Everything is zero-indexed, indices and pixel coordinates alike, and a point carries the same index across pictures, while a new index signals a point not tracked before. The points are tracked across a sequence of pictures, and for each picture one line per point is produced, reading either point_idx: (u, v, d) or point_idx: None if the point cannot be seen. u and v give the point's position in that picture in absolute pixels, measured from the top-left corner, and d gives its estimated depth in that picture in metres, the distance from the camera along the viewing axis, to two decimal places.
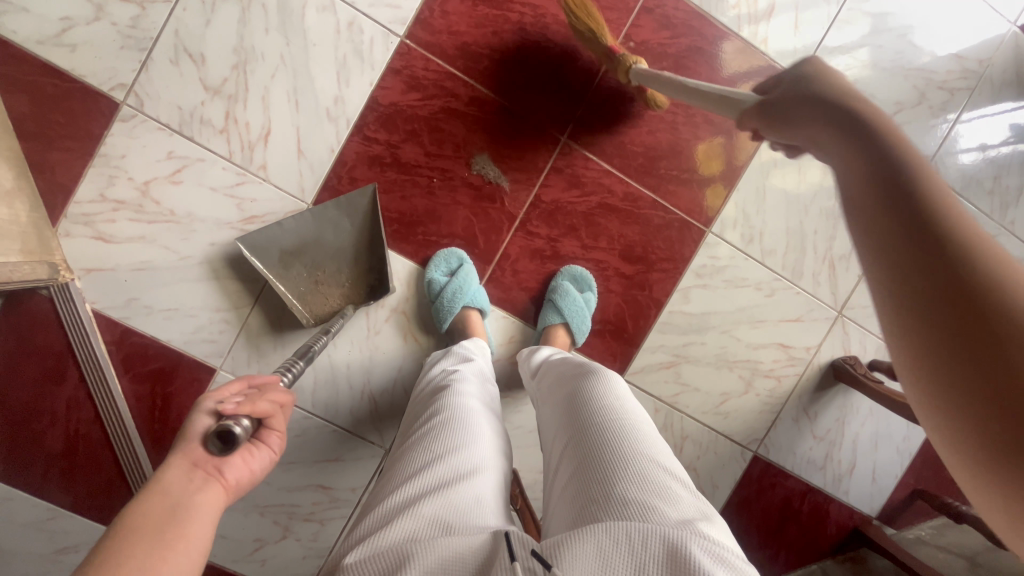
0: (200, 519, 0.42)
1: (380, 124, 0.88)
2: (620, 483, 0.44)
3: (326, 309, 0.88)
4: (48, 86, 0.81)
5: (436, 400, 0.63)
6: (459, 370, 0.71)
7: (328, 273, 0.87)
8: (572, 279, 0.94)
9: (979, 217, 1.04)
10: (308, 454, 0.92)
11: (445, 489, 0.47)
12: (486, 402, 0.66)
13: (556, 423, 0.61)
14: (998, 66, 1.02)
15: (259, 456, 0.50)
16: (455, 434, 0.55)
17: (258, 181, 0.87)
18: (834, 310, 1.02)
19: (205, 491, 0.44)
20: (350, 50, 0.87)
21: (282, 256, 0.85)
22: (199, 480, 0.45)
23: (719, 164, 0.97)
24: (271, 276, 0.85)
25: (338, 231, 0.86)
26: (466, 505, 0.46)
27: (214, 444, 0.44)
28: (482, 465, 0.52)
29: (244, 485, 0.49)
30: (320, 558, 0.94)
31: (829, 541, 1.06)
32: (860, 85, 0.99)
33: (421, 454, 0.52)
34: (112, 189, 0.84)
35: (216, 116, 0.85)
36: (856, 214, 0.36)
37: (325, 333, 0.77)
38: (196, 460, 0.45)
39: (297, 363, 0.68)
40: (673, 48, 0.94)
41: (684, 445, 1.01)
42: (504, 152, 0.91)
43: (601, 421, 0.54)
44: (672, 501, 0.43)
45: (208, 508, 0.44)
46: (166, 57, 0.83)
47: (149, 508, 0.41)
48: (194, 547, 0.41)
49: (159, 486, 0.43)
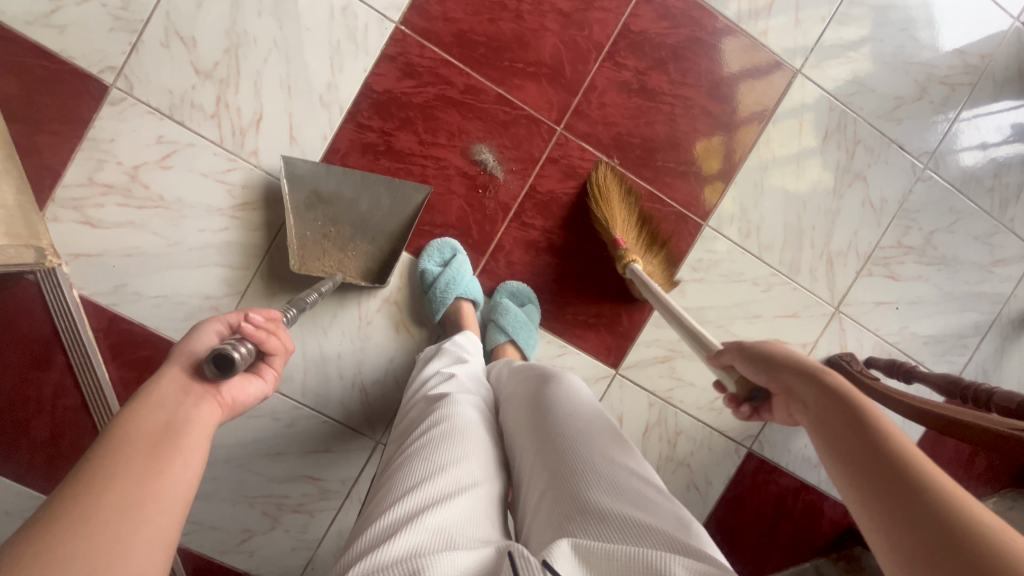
0: (198, 433, 0.40)
1: (374, 111, 0.87)
2: (587, 495, 0.45)
3: (317, 267, 0.85)
4: (37, 67, 0.80)
5: (432, 408, 0.62)
6: (455, 374, 0.70)
7: (339, 235, 0.86)
8: (510, 295, 0.92)
9: (978, 215, 1.03)
10: (298, 445, 0.91)
11: (444, 504, 0.46)
12: (482, 411, 0.65)
13: (513, 434, 0.62)
14: (999, 62, 1.01)
15: (254, 386, 0.49)
16: (452, 446, 0.54)
17: (249, 168, 0.86)
18: (830, 306, 1.01)
19: (201, 406, 0.43)
20: (344, 36, 0.86)
21: (310, 196, 0.85)
22: (195, 394, 0.43)
23: (718, 162, 0.96)
24: (289, 206, 0.84)
25: (374, 205, 0.86)
26: (467, 521, 0.45)
27: (215, 364, 0.43)
28: (480, 480, 0.52)
29: (235, 412, 0.47)
30: (309, 550, 0.93)
31: (823, 539, 1.05)
32: (860, 80, 0.98)
33: (417, 467, 0.51)
34: (100, 173, 0.83)
35: (207, 101, 0.84)
36: (836, 444, 0.42)
37: (315, 291, 0.73)
38: (193, 375, 0.44)
39: (290, 308, 0.64)
40: (671, 39, 0.93)
41: (677, 440, 1.00)
42: (502, 141, 0.90)
43: (571, 436, 0.53)
44: (664, 523, 0.42)
45: (205, 421, 0.42)
46: (157, 39, 0.82)
47: (146, 417, 0.38)
48: (193, 457, 0.38)
49: (156, 394, 0.41)
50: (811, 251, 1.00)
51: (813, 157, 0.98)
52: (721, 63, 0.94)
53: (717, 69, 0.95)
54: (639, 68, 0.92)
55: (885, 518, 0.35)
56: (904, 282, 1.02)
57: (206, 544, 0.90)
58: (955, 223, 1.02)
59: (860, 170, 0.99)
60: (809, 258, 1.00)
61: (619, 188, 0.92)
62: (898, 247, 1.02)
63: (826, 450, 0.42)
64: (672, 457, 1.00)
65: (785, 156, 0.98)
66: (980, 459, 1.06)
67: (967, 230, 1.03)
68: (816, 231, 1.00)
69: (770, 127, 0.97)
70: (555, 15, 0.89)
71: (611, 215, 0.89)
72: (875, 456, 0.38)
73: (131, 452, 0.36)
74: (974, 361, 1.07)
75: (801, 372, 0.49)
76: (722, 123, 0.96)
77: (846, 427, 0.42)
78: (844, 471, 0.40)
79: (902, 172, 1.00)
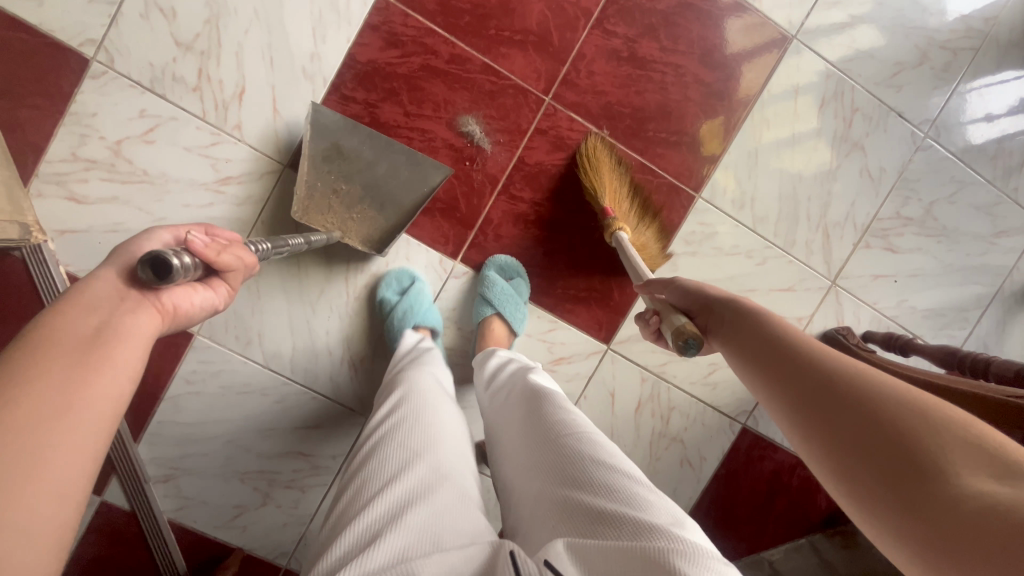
0: (131, 342, 0.39)
1: (358, 82, 0.86)
2: (580, 464, 0.48)
3: (320, 221, 0.83)
4: (16, 40, 0.79)
5: (391, 397, 0.61)
6: (411, 365, 0.69)
7: (347, 196, 0.85)
8: (499, 268, 0.91)
9: (980, 185, 1.00)
10: (289, 421, 0.91)
11: (423, 500, 0.44)
12: (447, 396, 0.65)
13: (502, 432, 0.62)
14: (1004, 25, 0.98)
15: (204, 297, 0.47)
16: (421, 435, 0.53)
17: (232, 141, 0.85)
18: (827, 279, 0.99)
19: (139, 314, 0.41)
20: (325, 5, 0.84)
21: (329, 149, 0.83)
22: (133, 301, 0.41)
23: (717, 146, 0.94)
24: (306, 155, 0.81)
25: (390, 171, 0.84)
26: (449, 512, 0.44)
27: (145, 271, 0.40)
28: (456, 466, 0.51)
29: (181, 323, 0.46)
30: (301, 525, 0.93)
31: (818, 515, 1.05)
32: (858, 45, 0.95)
33: (389, 461, 0.49)
34: (83, 148, 0.82)
35: (188, 73, 0.83)
36: (760, 359, 0.47)
37: (299, 238, 0.69)
38: (132, 282, 0.42)
39: (263, 243, 0.58)
40: (661, 4, 0.90)
41: (670, 416, 0.99)
42: (489, 112, 0.89)
43: (558, 430, 0.53)
44: (652, 504, 0.42)
45: (144, 329, 0.40)
46: (136, 11, 0.81)
47: (71, 325, 0.37)
48: (124, 368, 0.37)
49: (86, 300, 0.39)
50: (807, 223, 0.98)
51: (809, 125, 0.96)
52: (714, 29, 0.92)
53: (710, 36, 0.92)
54: (629, 35, 0.90)
55: (831, 421, 0.38)
56: (903, 254, 1.00)
57: (199, 520, 0.91)
58: (957, 194, 1.00)
59: (858, 139, 0.97)
60: (805, 231, 0.98)
61: (609, 160, 0.90)
62: (896, 219, 0.99)
63: (754, 370, 0.48)
64: (665, 432, 0.99)
65: (781, 126, 0.95)
66: None
67: (969, 200, 1.01)
68: (812, 203, 0.97)
69: (765, 95, 0.94)
70: None
71: (600, 184, 0.88)
72: (795, 363, 0.44)
73: (45, 364, 0.34)
74: (975, 335, 1.04)
75: (722, 304, 0.57)
76: (715, 91, 0.93)
77: (764, 345, 0.48)
78: (774, 385, 0.45)
79: (901, 141, 0.98)
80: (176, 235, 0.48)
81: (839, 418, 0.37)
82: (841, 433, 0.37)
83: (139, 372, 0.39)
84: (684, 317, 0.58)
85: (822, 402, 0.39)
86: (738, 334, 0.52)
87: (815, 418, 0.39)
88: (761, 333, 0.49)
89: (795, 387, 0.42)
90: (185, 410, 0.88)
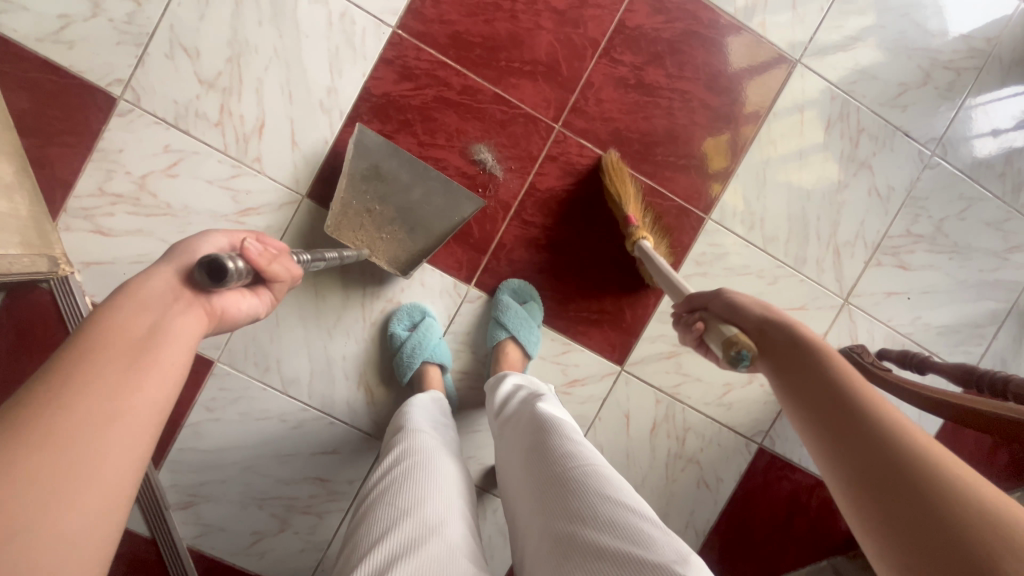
0: (179, 342, 0.40)
1: (373, 114, 0.88)
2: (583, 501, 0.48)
3: (352, 237, 0.86)
4: (48, 82, 0.82)
5: (391, 448, 0.62)
6: (414, 412, 0.70)
7: (379, 216, 0.87)
8: (513, 292, 0.92)
9: (990, 202, 1.01)
10: (306, 447, 0.92)
11: (413, 552, 0.44)
12: (445, 441, 0.66)
13: (512, 457, 0.63)
14: (1006, 44, 0.99)
15: (248, 302, 0.49)
16: (416, 484, 0.53)
17: (253, 173, 0.87)
18: (839, 298, 0.99)
19: (186, 315, 0.42)
20: (342, 42, 0.87)
21: (369, 169, 0.85)
22: (185, 302, 0.43)
23: (724, 160, 0.96)
24: (347, 172, 0.83)
25: (424, 196, 0.86)
26: (438, 562, 0.44)
27: (201, 272, 0.41)
28: (449, 513, 0.51)
29: (223, 325, 0.48)
30: (318, 551, 0.93)
31: (839, 536, 1.03)
32: (861, 67, 0.97)
33: (382, 515, 0.49)
34: (110, 183, 0.85)
35: (211, 109, 0.86)
36: (805, 398, 0.47)
37: (333, 254, 0.72)
38: (184, 283, 0.44)
39: (304, 253, 0.61)
40: (667, 33, 0.93)
41: (686, 437, 0.98)
42: (501, 140, 0.91)
43: (567, 463, 0.53)
44: (650, 546, 0.42)
45: (190, 330, 0.42)
46: (162, 52, 0.84)
47: (131, 316, 0.39)
48: (175, 369, 0.39)
49: (141, 295, 0.41)
50: (817, 242, 0.98)
51: (817, 147, 0.97)
52: (719, 55, 0.94)
53: (715, 62, 0.94)
54: (636, 63, 0.93)
55: (869, 476, 0.38)
56: (915, 271, 1.00)
57: (217, 546, 0.91)
58: (966, 210, 1.00)
59: (865, 159, 0.98)
60: (815, 250, 0.98)
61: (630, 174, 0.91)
62: (907, 236, 1.00)
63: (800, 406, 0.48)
64: (680, 454, 0.99)
65: (788, 148, 0.97)
66: (1002, 452, 1.03)
67: (979, 216, 1.01)
68: (822, 222, 0.98)
69: (771, 118, 0.96)
70: (550, 13, 0.90)
71: (624, 193, 0.89)
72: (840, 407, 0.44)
73: (114, 352, 0.36)
74: (991, 351, 1.04)
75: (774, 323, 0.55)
76: (721, 115, 0.95)
77: (812, 380, 0.48)
78: (818, 427, 0.45)
79: (908, 159, 0.99)
80: (231, 241, 0.50)
81: (879, 475, 0.37)
82: (877, 491, 0.37)
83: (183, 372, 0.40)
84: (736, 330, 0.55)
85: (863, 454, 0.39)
86: (785, 358, 0.51)
87: (852, 469, 0.39)
88: (811, 367, 0.49)
89: (837, 432, 0.42)
90: (205, 436, 0.89)
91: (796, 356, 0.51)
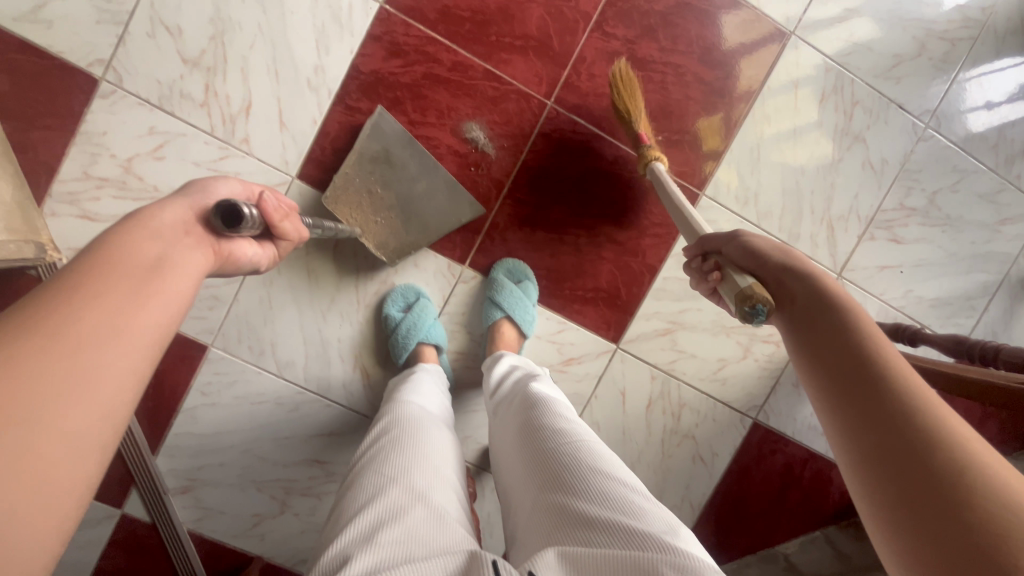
0: (185, 270, 0.42)
1: (362, 92, 0.87)
2: (581, 476, 0.47)
3: (347, 212, 0.85)
4: (25, 63, 0.80)
5: (380, 422, 0.61)
6: (406, 389, 0.69)
7: (378, 200, 0.86)
8: (507, 272, 0.92)
9: (982, 174, 1.01)
10: (303, 430, 0.92)
11: (400, 516, 0.44)
12: (436, 415, 0.65)
13: (508, 433, 0.63)
14: (1001, 14, 0.98)
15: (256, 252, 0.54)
16: (404, 455, 0.53)
17: (241, 155, 0.86)
18: (833, 272, 1.00)
19: (195, 250, 0.44)
20: (328, 17, 0.85)
21: (379, 153, 0.85)
22: (194, 238, 0.45)
23: (718, 137, 0.95)
24: (358, 149, 0.84)
25: (428, 189, 0.87)
26: (427, 527, 0.44)
27: (220, 214, 0.45)
28: (438, 482, 0.50)
29: (228, 268, 0.51)
30: (319, 532, 0.94)
31: (832, 507, 1.05)
32: (856, 39, 0.95)
33: (370, 482, 0.49)
34: (94, 166, 0.83)
35: (195, 89, 0.84)
36: (814, 357, 0.46)
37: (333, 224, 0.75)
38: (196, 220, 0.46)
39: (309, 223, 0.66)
40: (659, 5, 0.91)
41: (682, 413, 0.99)
42: (493, 117, 0.90)
43: (564, 441, 0.53)
44: (640, 517, 0.42)
45: (197, 264, 0.44)
46: (143, 30, 0.82)
47: (145, 238, 0.41)
48: (183, 292, 0.40)
49: (154, 222, 0.43)
50: (811, 217, 0.98)
51: (811, 120, 0.96)
52: (713, 28, 0.93)
53: (709, 35, 0.93)
54: (628, 37, 0.91)
55: (873, 443, 0.37)
56: (908, 245, 1.01)
57: (218, 529, 0.92)
58: (959, 183, 1.00)
59: (859, 132, 0.97)
60: (810, 224, 0.98)
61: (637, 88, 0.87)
62: (900, 210, 1.00)
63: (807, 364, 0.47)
64: (676, 429, 1.00)
65: (782, 122, 0.96)
66: (992, 421, 1.05)
67: (972, 188, 1.01)
68: (816, 196, 0.98)
69: (766, 91, 0.95)
70: None
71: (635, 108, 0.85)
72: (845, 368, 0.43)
73: (127, 265, 0.38)
74: (982, 322, 1.05)
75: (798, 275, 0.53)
76: (715, 89, 0.94)
77: (823, 337, 0.46)
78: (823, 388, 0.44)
79: (902, 132, 0.98)
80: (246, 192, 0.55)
81: (882, 441, 0.37)
82: (880, 459, 0.36)
83: (188, 300, 0.41)
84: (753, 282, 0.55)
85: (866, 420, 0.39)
86: (802, 315, 0.50)
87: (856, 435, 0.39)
88: (825, 324, 0.47)
89: (841, 398, 0.42)
90: (201, 421, 0.89)
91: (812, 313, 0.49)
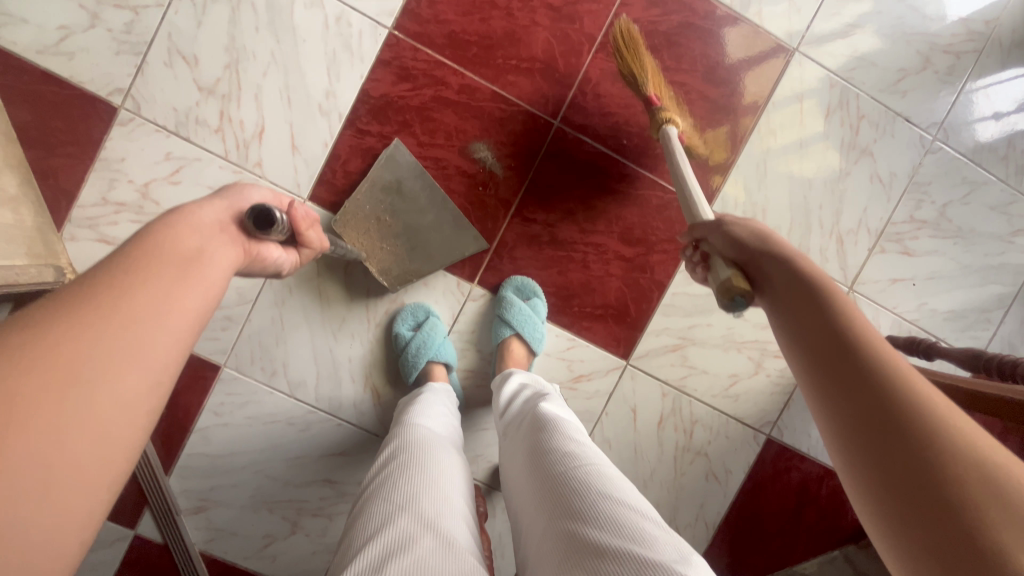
0: (214, 267, 0.42)
1: (372, 116, 0.89)
2: (586, 499, 0.47)
3: (354, 235, 0.87)
4: (49, 94, 0.83)
5: (388, 445, 0.61)
6: (414, 409, 0.70)
7: (385, 228, 0.88)
8: (516, 289, 0.92)
9: (993, 185, 1.00)
10: (315, 449, 0.92)
11: (409, 547, 0.44)
12: (445, 437, 0.65)
13: (516, 455, 0.63)
14: (1006, 26, 0.98)
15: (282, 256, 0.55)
16: (411, 479, 0.53)
17: (254, 178, 0.88)
18: (844, 286, 0.99)
19: (222, 248, 0.44)
20: (339, 45, 0.87)
21: (391, 184, 0.88)
22: (229, 235, 0.46)
23: (724, 153, 0.95)
24: (370, 176, 0.87)
25: (435, 220, 0.89)
26: (435, 558, 0.43)
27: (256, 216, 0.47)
28: (447, 509, 0.50)
29: (254, 267, 0.52)
30: (330, 553, 0.94)
31: (851, 526, 1.02)
32: (859, 54, 0.96)
33: (379, 509, 0.49)
34: (113, 192, 0.85)
35: (211, 116, 0.86)
36: (809, 363, 0.45)
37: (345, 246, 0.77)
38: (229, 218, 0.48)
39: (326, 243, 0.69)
40: (662, 25, 0.93)
41: (694, 430, 0.98)
42: (500, 138, 0.91)
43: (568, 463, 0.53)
44: (648, 545, 0.42)
45: (230, 262, 0.45)
46: (160, 60, 0.85)
47: (175, 234, 0.41)
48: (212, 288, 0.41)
49: (193, 218, 0.44)
50: (820, 231, 0.98)
51: (817, 135, 0.97)
52: (716, 46, 0.94)
53: (713, 53, 0.94)
54: None
55: (874, 455, 0.37)
56: (919, 257, 1.00)
57: (229, 550, 0.92)
58: (970, 195, 1.00)
59: (866, 145, 0.97)
60: (819, 238, 0.98)
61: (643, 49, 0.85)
62: (910, 223, 0.99)
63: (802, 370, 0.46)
64: (689, 446, 0.99)
65: (788, 137, 0.96)
66: (1012, 436, 1.02)
67: (983, 200, 1.00)
68: (824, 210, 0.98)
69: (770, 107, 0.96)
70: (545, 10, 0.90)
71: (642, 66, 0.83)
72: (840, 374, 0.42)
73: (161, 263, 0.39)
74: (999, 335, 1.03)
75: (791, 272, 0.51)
76: (720, 106, 0.95)
77: (817, 342, 0.45)
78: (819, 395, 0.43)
79: (910, 144, 0.98)
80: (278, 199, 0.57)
81: (882, 455, 0.36)
82: (883, 473, 0.36)
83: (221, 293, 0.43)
84: (732, 270, 0.55)
85: (864, 430, 0.38)
86: (795, 316, 0.48)
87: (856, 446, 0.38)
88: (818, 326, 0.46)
89: (838, 406, 0.41)
90: (213, 441, 0.90)
91: (805, 313, 0.48)
